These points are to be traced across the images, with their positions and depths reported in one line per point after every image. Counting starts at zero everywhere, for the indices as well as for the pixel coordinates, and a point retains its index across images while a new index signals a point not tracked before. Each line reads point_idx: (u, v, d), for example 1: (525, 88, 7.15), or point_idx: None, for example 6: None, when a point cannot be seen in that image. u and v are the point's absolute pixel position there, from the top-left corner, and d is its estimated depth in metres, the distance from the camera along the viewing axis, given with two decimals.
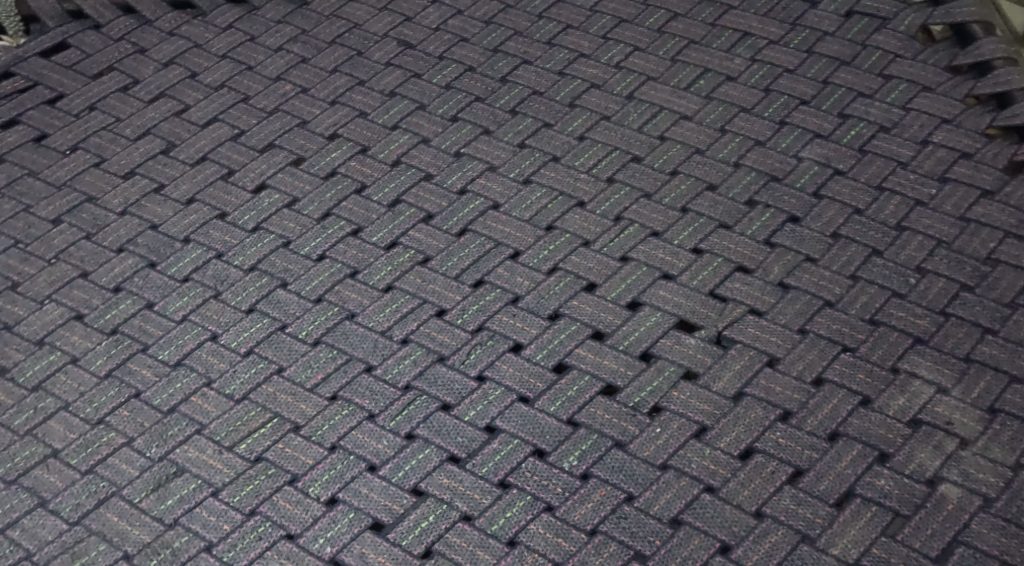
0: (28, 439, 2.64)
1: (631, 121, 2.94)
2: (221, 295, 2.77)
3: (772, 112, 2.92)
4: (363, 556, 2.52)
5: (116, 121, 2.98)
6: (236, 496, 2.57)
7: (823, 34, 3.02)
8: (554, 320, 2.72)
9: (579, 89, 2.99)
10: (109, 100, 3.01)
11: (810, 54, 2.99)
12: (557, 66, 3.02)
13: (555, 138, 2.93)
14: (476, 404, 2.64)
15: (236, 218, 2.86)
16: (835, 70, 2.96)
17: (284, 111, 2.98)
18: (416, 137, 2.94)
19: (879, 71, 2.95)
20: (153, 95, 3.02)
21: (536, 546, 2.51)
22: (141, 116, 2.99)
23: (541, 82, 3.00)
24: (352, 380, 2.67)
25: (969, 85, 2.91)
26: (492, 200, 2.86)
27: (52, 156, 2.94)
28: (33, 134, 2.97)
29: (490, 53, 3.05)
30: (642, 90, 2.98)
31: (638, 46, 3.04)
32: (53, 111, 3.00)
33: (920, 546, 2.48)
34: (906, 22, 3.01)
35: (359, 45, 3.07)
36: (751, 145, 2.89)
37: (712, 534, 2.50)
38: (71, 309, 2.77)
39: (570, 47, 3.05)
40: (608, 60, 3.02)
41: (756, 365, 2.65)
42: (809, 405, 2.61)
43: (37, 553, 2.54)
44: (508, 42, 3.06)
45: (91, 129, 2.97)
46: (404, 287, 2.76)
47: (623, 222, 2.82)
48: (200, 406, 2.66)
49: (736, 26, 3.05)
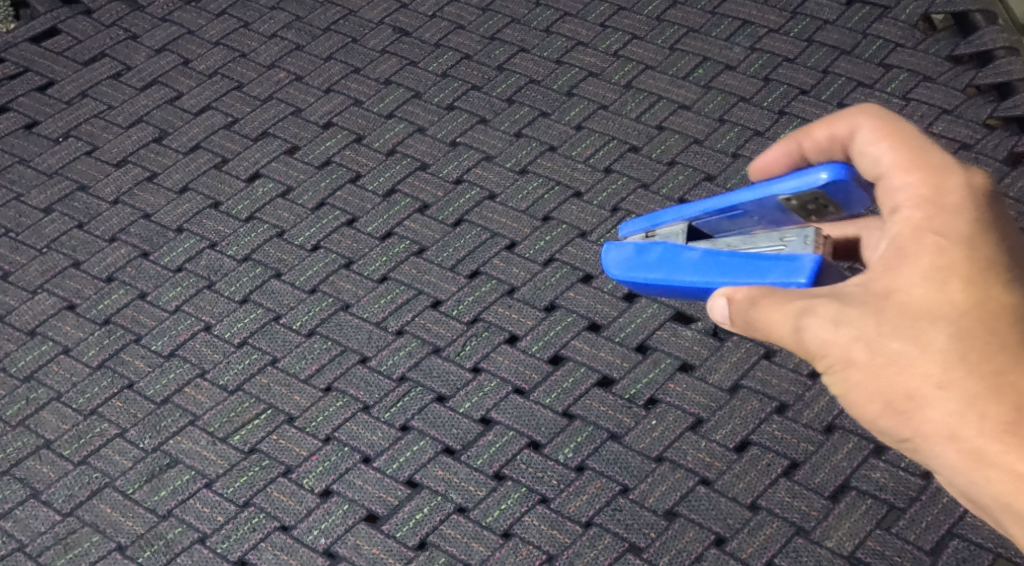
0: (21, 431, 2.98)
1: (577, 153, 3.23)
2: (212, 328, 3.06)
3: (722, 144, 3.21)
4: (362, 544, 2.83)
5: (94, 148, 3.30)
6: (215, 487, 2.90)
7: (784, 61, 3.31)
8: (551, 311, 3.03)
9: (528, 117, 3.28)
10: (84, 126, 3.33)
11: (766, 83, 3.29)
12: (506, 92, 3.32)
13: (493, 135, 3.26)
14: (404, 399, 2.96)
15: (224, 247, 3.15)
16: (792, 100, 3.25)
17: (272, 135, 3.30)
18: (377, 158, 3.25)
19: (838, 101, 3.24)
20: (130, 121, 3.34)
21: (531, 537, 2.82)
22: (121, 141, 3.31)
23: (488, 110, 3.30)
24: (283, 428, 2.94)
25: (923, 108, 3.20)
26: (425, 242, 3.13)
27: (36, 177, 3.27)
28: (12, 195, 3.25)
29: (439, 77, 3.36)
30: (590, 120, 3.27)
31: (592, 72, 3.35)
32: (27, 137, 3.32)
33: (914, 539, 2.78)
34: (871, 49, 3.30)
35: (301, 70, 3.39)
36: (700, 178, 3.16)
37: (708, 526, 2.81)
38: (52, 391, 3.01)
39: (521, 72, 3.35)
40: (558, 88, 3.33)
41: (750, 362, 2.95)
42: (798, 405, 2.90)
43: (29, 544, 2.87)
44: (457, 65, 3.38)
45: (60, 194, 3.24)
46: (325, 332, 3.04)
47: (555, 263, 3.09)
48: (195, 453, 2.93)
49: (694, 51, 3.36)
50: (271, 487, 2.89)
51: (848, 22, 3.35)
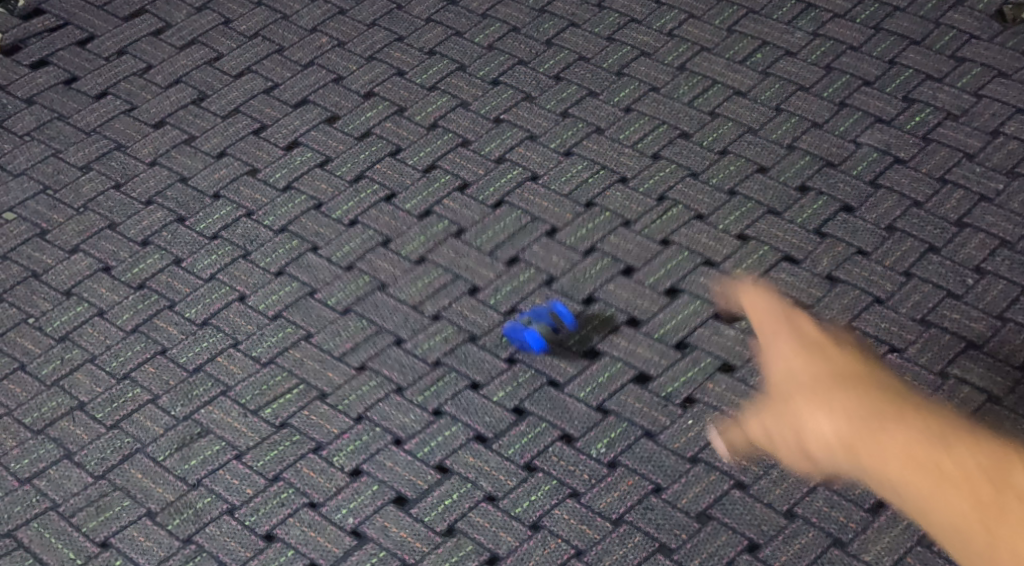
0: (55, 391, 2.90)
1: (626, 138, 3.13)
2: (246, 299, 2.98)
3: (778, 135, 3.10)
4: (389, 525, 2.74)
5: (132, 107, 3.23)
6: (241, 460, 2.81)
7: (848, 49, 3.21)
8: (588, 302, 2.94)
9: (576, 96, 3.19)
10: (122, 85, 3.26)
11: (828, 72, 3.18)
12: (555, 68, 3.23)
13: (540, 113, 3.17)
14: (435, 383, 2.87)
15: (262, 216, 3.08)
16: (854, 91, 3.15)
17: (313, 103, 3.22)
18: (421, 129, 3.17)
19: (902, 95, 3.13)
20: (169, 81, 3.26)
21: (560, 530, 2.72)
22: (161, 102, 3.24)
23: (534, 87, 3.21)
24: (314, 404, 2.86)
25: (995, 106, 3.09)
26: (465, 222, 3.04)
27: (75, 135, 3.19)
28: (50, 150, 3.18)
29: (486, 50, 3.27)
30: (642, 102, 3.17)
31: (645, 52, 3.25)
32: (66, 93, 3.25)
33: (957, 558, 2.66)
34: (943, 40, 3.19)
35: (343, 37, 3.31)
36: (753, 170, 3.07)
37: (741, 532, 2.70)
38: (84, 353, 2.94)
39: (571, 48, 3.26)
40: (608, 67, 3.23)
41: None
42: None
43: (63, 504, 2.79)
44: (504, 38, 3.29)
45: (101, 151, 3.17)
46: (359, 309, 2.95)
47: (596, 251, 2.99)
48: (220, 415, 2.86)
49: (753, 34, 3.26)
50: (297, 465, 2.80)
51: (919, 11, 3.25)
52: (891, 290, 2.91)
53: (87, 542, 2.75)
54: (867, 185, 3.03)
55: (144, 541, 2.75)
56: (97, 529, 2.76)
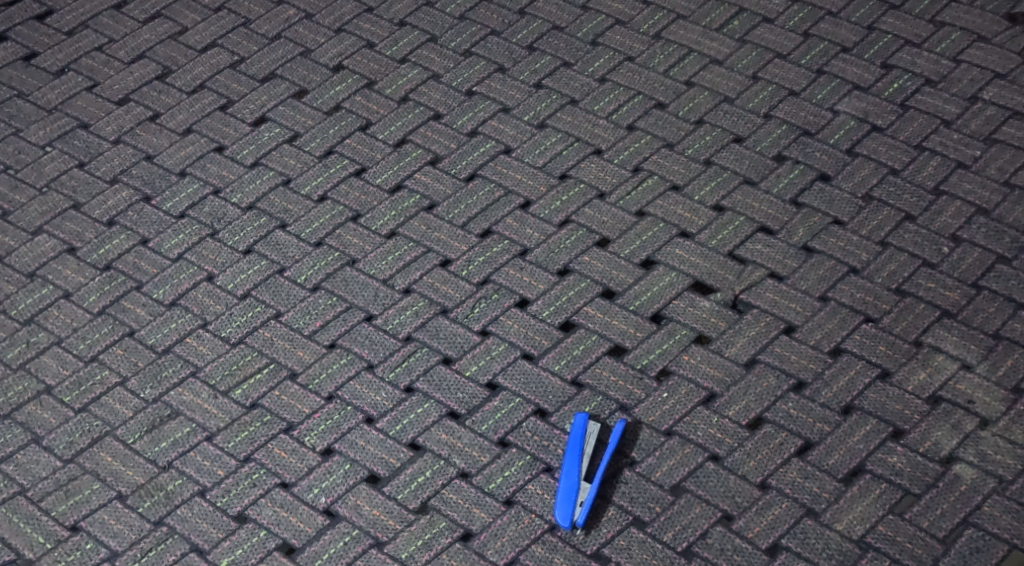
0: (22, 374, 2.87)
1: (599, 109, 3.11)
2: (214, 278, 2.95)
3: (754, 104, 3.09)
4: (362, 503, 2.71)
5: (94, 84, 3.20)
6: (212, 441, 2.78)
7: (826, 14, 3.20)
8: (562, 275, 2.92)
9: (549, 66, 3.17)
10: (83, 60, 3.23)
11: (806, 38, 3.16)
12: (528, 38, 3.21)
13: (512, 84, 3.15)
14: (408, 359, 2.84)
15: (230, 193, 3.04)
16: (832, 58, 3.13)
17: (281, 77, 3.19)
18: (392, 102, 3.14)
19: (880, 61, 3.12)
20: (132, 56, 3.24)
21: (534, 506, 2.69)
22: (124, 78, 3.20)
23: (506, 58, 3.19)
24: (285, 383, 2.83)
25: (973, 72, 3.08)
26: (436, 196, 3.02)
27: (36, 113, 3.16)
28: (11, 129, 3.15)
29: (458, 20, 3.26)
30: (617, 72, 3.15)
31: (619, 21, 3.23)
32: (25, 70, 3.23)
33: (928, 526, 2.64)
34: (923, 5, 3.18)
35: (311, 8, 3.30)
36: (728, 140, 3.05)
37: (714, 504, 2.68)
38: (51, 335, 2.90)
39: (544, 17, 3.25)
40: (583, 36, 3.21)
41: (773, 333, 2.83)
42: (818, 384, 2.77)
43: (31, 488, 2.75)
44: (476, 8, 3.27)
45: (64, 129, 3.14)
46: (330, 288, 2.92)
47: (571, 225, 2.97)
48: (189, 396, 2.82)
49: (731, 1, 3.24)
50: (268, 445, 2.77)
51: None
52: (866, 259, 2.89)
53: (57, 526, 2.72)
54: (841, 153, 3.01)
55: (113, 525, 2.71)
56: (67, 513, 2.73)
